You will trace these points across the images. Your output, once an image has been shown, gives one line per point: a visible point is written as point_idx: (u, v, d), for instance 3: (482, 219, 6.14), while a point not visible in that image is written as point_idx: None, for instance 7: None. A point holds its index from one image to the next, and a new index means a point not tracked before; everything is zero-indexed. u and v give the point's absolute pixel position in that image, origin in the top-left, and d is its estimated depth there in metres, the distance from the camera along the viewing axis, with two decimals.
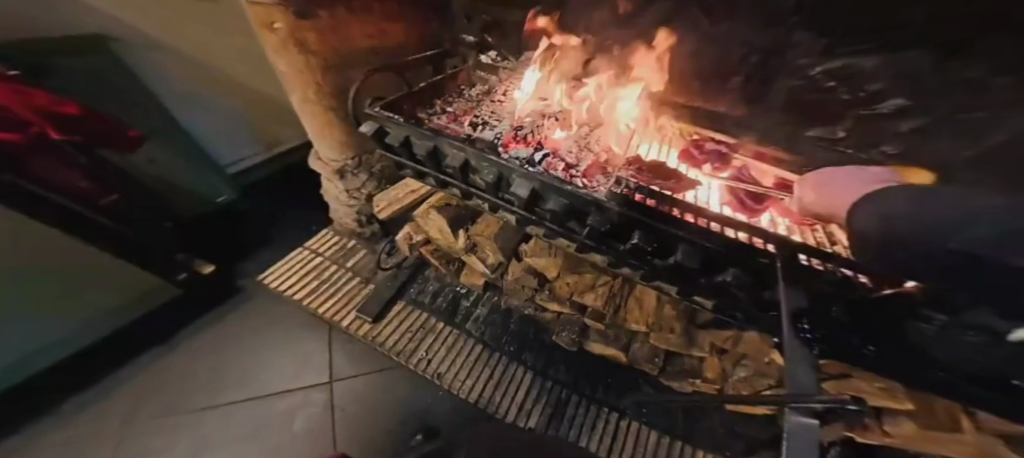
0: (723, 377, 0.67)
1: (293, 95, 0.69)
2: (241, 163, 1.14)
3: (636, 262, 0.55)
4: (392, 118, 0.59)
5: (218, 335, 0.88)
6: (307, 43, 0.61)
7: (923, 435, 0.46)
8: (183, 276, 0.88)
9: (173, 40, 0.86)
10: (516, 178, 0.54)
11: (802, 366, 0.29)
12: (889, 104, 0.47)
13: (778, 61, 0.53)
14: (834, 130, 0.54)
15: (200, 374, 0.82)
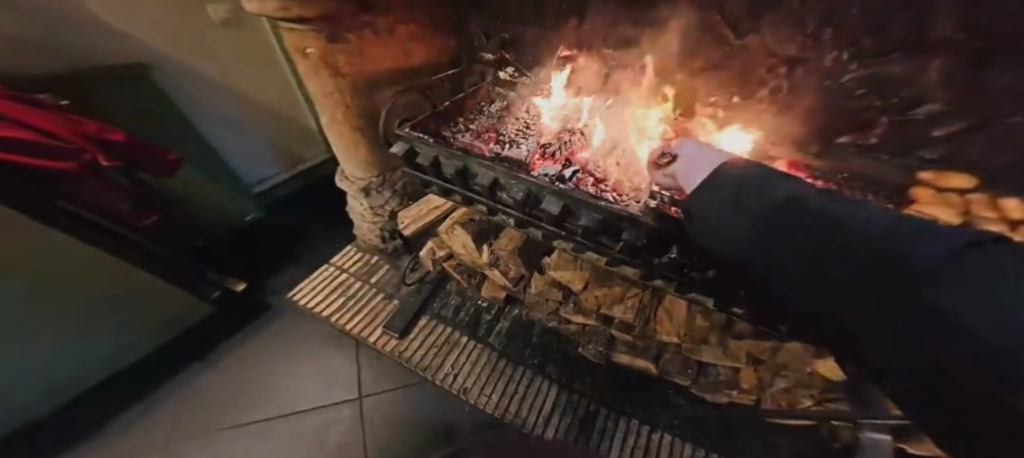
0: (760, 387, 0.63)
1: (323, 116, 0.71)
2: (266, 182, 1.16)
3: (670, 275, 0.52)
4: (424, 138, 0.58)
5: (255, 349, 0.92)
6: (338, 67, 0.62)
7: None
8: (217, 294, 0.94)
9: (206, 65, 0.92)
10: (546, 195, 0.52)
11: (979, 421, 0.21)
12: (924, 110, 0.44)
13: (805, 68, 0.51)
14: (867, 135, 0.51)
15: (238, 390, 0.86)
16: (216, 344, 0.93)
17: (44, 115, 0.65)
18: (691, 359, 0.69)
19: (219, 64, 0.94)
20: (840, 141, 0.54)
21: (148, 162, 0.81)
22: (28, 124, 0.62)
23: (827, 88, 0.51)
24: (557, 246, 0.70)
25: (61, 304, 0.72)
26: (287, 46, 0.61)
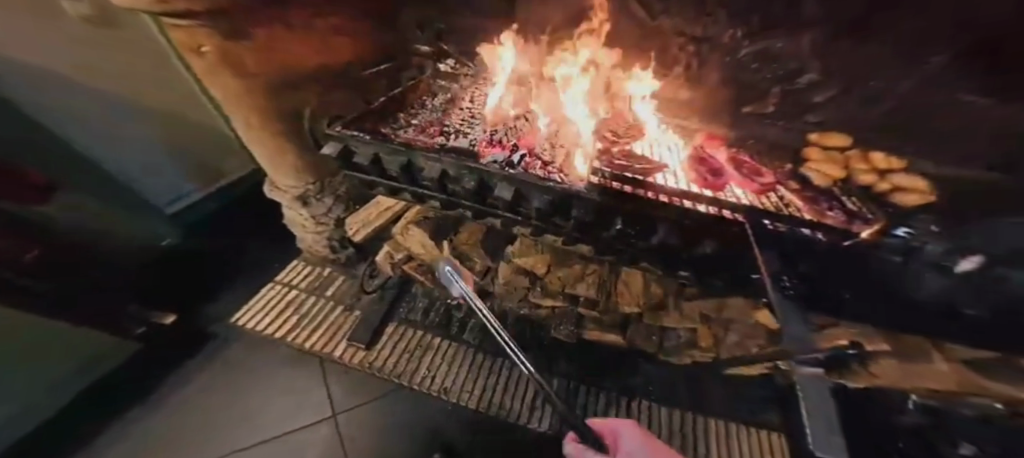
0: (717, 342, 0.71)
1: (236, 122, 0.63)
2: (181, 201, 1.00)
3: (622, 248, 0.54)
4: (358, 136, 0.55)
5: (210, 382, 0.85)
6: (244, 66, 0.55)
7: None
8: (143, 330, 0.86)
9: (75, 74, 0.73)
10: (497, 182, 0.51)
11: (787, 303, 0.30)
12: (806, 78, 0.53)
13: (711, 46, 0.58)
14: (765, 104, 0.58)
15: (189, 431, 0.78)
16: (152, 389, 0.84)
17: None
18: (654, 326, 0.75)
19: (93, 73, 0.75)
20: (745, 111, 0.61)
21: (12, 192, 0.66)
22: None
23: (728, 64, 0.58)
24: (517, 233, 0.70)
25: None
26: (177, 43, 0.52)
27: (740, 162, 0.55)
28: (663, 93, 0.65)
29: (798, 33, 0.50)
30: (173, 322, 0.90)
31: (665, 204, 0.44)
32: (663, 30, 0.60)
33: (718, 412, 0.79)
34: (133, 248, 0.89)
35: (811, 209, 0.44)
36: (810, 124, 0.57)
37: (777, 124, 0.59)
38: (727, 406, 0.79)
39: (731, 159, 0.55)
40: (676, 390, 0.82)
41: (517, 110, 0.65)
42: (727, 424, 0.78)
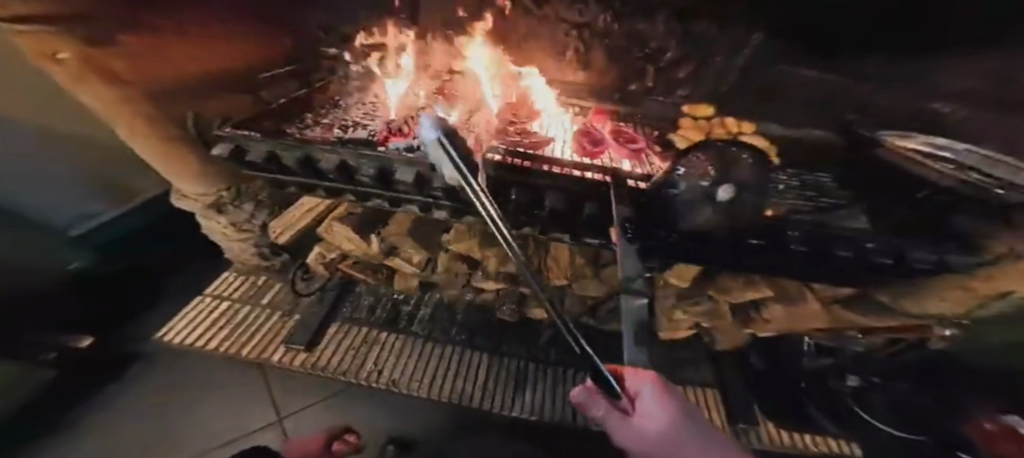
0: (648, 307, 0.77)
1: (116, 129, 0.60)
2: None
3: (526, 219, 0.57)
4: (249, 135, 0.55)
5: (141, 408, 0.79)
6: (117, 74, 0.51)
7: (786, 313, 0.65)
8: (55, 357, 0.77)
9: None
10: (397, 165, 0.53)
11: (628, 253, 0.43)
12: (666, 58, 0.64)
13: (591, 33, 0.64)
14: (645, 81, 0.68)
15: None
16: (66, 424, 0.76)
17: None
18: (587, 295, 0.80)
19: None
20: (632, 88, 0.70)
21: None
22: None
23: (606, 47, 0.65)
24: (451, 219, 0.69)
25: None
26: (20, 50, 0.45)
27: (620, 133, 0.62)
28: (561, 78, 0.71)
29: (651, 18, 0.60)
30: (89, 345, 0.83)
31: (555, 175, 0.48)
32: (549, 19, 0.64)
33: None
34: None
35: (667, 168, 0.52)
36: (683, 97, 0.69)
37: (659, 99, 0.70)
38: None
39: (614, 130, 0.63)
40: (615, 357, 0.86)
41: (424, 102, 0.69)
42: None
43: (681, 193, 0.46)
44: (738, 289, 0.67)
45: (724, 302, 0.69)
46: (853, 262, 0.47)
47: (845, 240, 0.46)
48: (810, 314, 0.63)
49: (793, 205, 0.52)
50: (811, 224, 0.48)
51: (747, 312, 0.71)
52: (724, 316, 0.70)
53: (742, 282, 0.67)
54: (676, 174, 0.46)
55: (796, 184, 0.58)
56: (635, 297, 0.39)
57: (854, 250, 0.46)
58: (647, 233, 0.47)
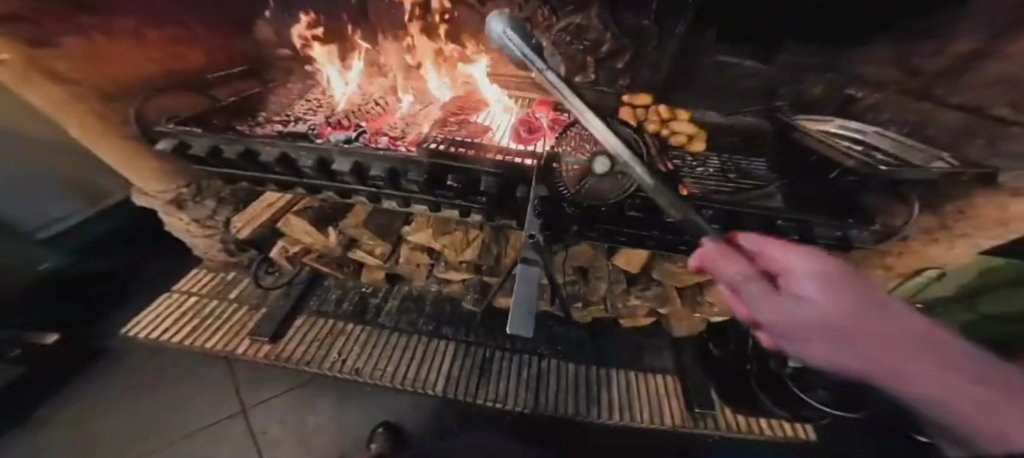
0: (604, 298, 0.78)
1: (70, 129, 0.61)
2: (55, 225, 0.92)
3: (466, 204, 0.59)
4: (189, 130, 0.56)
5: (110, 396, 0.85)
6: (62, 73, 0.54)
7: (723, 293, 0.70)
8: (17, 353, 0.83)
9: None
10: (336, 156, 0.55)
11: (533, 220, 0.46)
12: (605, 47, 0.63)
13: (532, 26, 0.64)
14: (588, 73, 0.66)
15: (90, 443, 0.79)
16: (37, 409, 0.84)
17: None
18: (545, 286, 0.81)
19: None
20: (576, 80, 0.67)
21: None
22: None
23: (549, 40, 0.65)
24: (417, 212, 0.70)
25: None
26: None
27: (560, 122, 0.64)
28: (510, 72, 0.70)
29: (585, 9, 0.60)
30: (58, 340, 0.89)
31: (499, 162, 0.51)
32: (489, 15, 0.64)
33: (626, 362, 0.83)
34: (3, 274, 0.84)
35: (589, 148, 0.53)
36: (623, 88, 0.67)
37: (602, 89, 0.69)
38: (625, 357, 0.84)
39: (554, 120, 0.65)
40: (580, 347, 0.86)
41: (371, 99, 0.70)
42: (627, 372, 0.82)
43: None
44: (682, 273, 0.71)
45: (672, 287, 0.75)
46: (752, 233, 0.51)
47: (759, 216, 0.50)
48: None
49: (706, 183, 0.55)
50: (727, 198, 0.51)
51: (693, 295, 0.76)
52: (673, 300, 0.76)
53: (683, 265, 0.71)
54: (596, 161, 0.45)
55: (725, 167, 0.59)
56: (527, 268, 0.41)
57: (764, 226, 0.51)
58: (554, 210, 0.52)
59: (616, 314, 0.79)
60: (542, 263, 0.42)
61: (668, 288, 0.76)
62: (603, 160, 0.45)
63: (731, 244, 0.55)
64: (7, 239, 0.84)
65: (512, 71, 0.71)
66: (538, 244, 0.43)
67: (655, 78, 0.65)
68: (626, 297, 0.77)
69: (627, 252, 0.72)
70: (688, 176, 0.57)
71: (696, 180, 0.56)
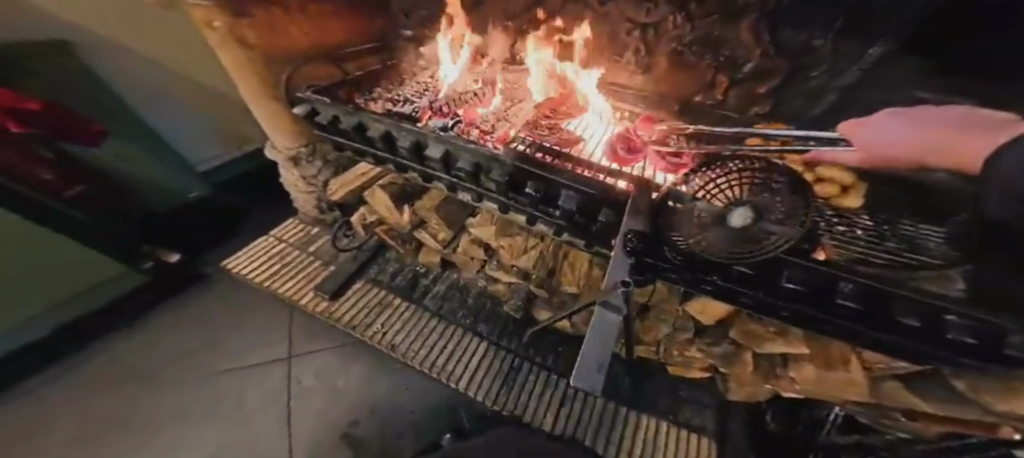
0: (657, 340, 0.74)
1: (239, 83, 0.75)
2: (213, 161, 1.18)
3: (539, 213, 0.59)
4: (320, 99, 0.65)
5: (201, 309, 1.03)
6: (247, 40, 0.67)
7: (818, 377, 0.54)
8: (149, 264, 1.00)
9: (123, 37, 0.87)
10: (429, 141, 0.58)
11: (622, 263, 0.39)
12: (748, 67, 0.59)
13: (656, 35, 0.64)
14: (715, 94, 0.65)
15: (176, 345, 0.95)
16: (165, 301, 1.07)
17: None
18: None
19: (135, 36, 0.88)
20: (695, 100, 0.68)
21: (70, 131, 0.85)
22: None
23: (675, 50, 0.64)
24: (485, 209, 0.74)
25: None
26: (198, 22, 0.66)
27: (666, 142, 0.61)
28: (616, 78, 0.73)
29: (734, 22, 0.55)
30: (178, 260, 1.05)
31: (579, 174, 0.51)
32: (610, 16, 0.65)
33: (665, 415, 0.76)
34: (168, 194, 1.06)
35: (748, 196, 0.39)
36: (762, 115, 0.64)
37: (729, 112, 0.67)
38: (662, 405, 0.77)
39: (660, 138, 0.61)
40: (616, 384, 0.81)
41: (470, 88, 0.74)
42: (658, 423, 0.75)
43: (723, 232, 0.37)
44: (768, 341, 0.59)
45: (746, 350, 0.64)
46: (900, 325, 0.40)
47: (916, 303, 0.38)
48: (851, 385, 0.51)
49: (864, 248, 0.48)
50: (881, 273, 0.44)
51: (772, 365, 0.63)
52: (744, 365, 0.64)
53: (773, 332, 0.59)
54: (732, 211, 0.38)
55: (879, 231, 0.51)
56: (605, 311, 0.36)
57: (925, 321, 0.38)
58: (652, 252, 0.40)
59: (666, 359, 0.75)
60: (627, 312, 0.36)
61: (741, 351, 0.65)
62: (744, 212, 0.37)
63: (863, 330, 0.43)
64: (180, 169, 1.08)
65: (617, 78, 0.74)
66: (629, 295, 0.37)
67: (807, 111, 0.58)
68: (686, 347, 0.71)
69: (702, 300, 0.65)
70: (828, 235, 0.50)
71: (841, 243, 0.49)
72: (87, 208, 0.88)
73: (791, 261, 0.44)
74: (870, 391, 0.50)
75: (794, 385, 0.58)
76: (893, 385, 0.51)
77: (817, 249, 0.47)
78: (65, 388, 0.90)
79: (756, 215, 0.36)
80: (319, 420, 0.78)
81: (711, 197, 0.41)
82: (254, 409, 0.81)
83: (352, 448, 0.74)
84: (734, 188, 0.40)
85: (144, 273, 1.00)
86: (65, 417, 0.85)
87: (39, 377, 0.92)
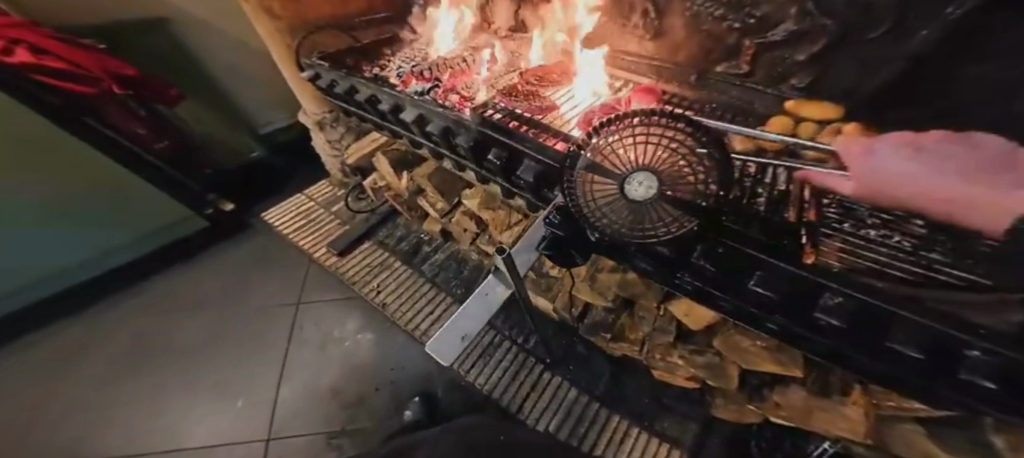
0: (641, 339, 0.67)
1: (274, 53, 0.83)
2: (270, 125, 1.29)
3: (509, 183, 0.56)
4: (321, 64, 0.71)
5: (231, 256, 1.13)
6: (273, 10, 0.74)
7: (809, 405, 0.47)
8: (210, 211, 1.12)
9: (199, 12, 1.03)
10: (407, 106, 0.60)
11: (535, 236, 0.34)
12: (782, 30, 0.42)
13: None
14: (739, 63, 0.49)
15: (209, 284, 1.07)
16: (203, 250, 1.16)
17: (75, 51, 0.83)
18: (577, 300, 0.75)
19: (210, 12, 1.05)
20: (716, 71, 0.52)
21: (158, 95, 0.97)
22: (69, 59, 0.82)
23: (687, 15, 0.51)
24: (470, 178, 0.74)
25: (88, 199, 0.93)
26: None
27: None
28: (624, 45, 0.62)
29: None
30: (231, 210, 1.17)
31: (535, 142, 0.48)
32: None
33: (637, 419, 0.72)
34: (233, 151, 1.25)
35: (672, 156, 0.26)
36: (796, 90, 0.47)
37: (756, 90, 0.48)
38: (639, 409, 0.74)
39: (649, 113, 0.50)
40: (594, 377, 0.78)
41: (464, 54, 0.74)
42: (630, 426, 0.72)
43: (625, 206, 0.28)
44: (755, 357, 0.50)
45: (733, 364, 0.56)
46: (897, 352, 0.28)
47: (923, 331, 0.26)
48: (846, 420, 0.44)
49: (881, 256, 0.32)
50: (893, 287, 0.29)
51: (761, 385, 0.56)
52: (730, 381, 0.56)
53: (759, 346, 0.50)
54: (632, 179, 0.27)
55: (934, 241, 0.31)
56: (492, 282, 0.31)
57: (930, 353, 0.26)
58: (575, 240, 0.33)
59: (649, 362, 0.66)
60: (515, 287, 0.32)
61: (729, 365, 0.57)
62: (644, 179, 0.26)
63: (852, 356, 0.31)
64: (241, 130, 1.25)
65: (628, 46, 0.62)
66: (512, 262, 0.30)
67: None
68: (668, 351, 0.63)
69: (687, 302, 0.56)
70: (839, 238, 0.34)
71: (849, 248, 0.33)
72: (173, 162, 1.04)
73: (754, 256, 0.34)
74: (870, 433, 0.43)
75: (779, 411, 0.52)
76: (912, 429, 0.41)
77: (804, 251, 0.33)
78: (128, 307, 1.05)
79: (660, 183, 0.26)
80: (317, 362, 0.88)
81: (602, 162, 0.28)
82: (266, 343, 0.92)
83: (331, 394, 0.82)
84: (632, 146, 0.27)
85: (206, 218, 1.13)
86: (128, 330, 1.00)
87: (111, 298, 1.08)
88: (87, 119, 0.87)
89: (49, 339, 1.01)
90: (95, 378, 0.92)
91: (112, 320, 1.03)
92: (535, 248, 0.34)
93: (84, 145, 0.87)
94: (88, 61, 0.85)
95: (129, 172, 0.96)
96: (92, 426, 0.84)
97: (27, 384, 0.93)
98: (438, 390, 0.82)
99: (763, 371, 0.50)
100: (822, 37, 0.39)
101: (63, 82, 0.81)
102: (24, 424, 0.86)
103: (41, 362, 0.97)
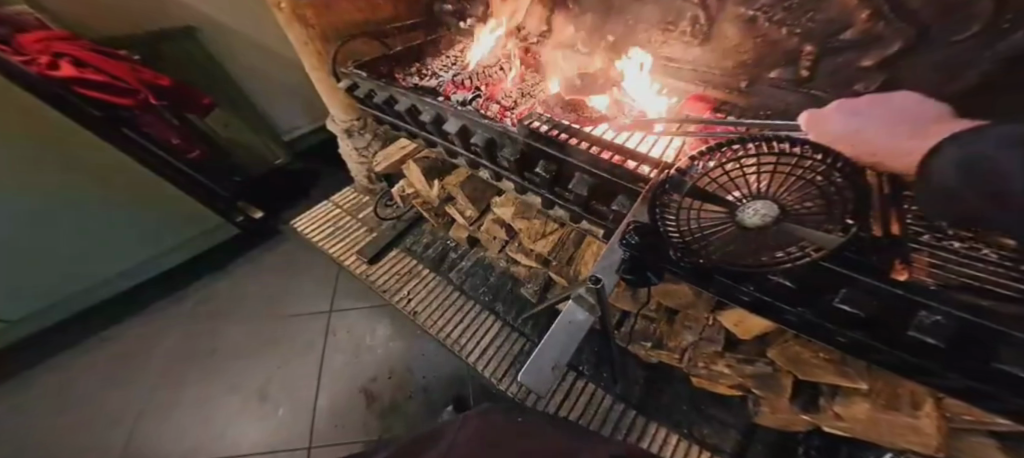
0: (683, 346, 0.65)
1: (305, 64, 0.83)
2: (295, 131, 1.33)
3: (553, 194, 0.56)
4: (359, 74, 0.71)
5: (260, 264, 1.14)
6: (306, 18, 0.74)
7: (874, 418, 0.45)
8: (240, 219, 1.13)
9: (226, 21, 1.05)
10: (450, 116, 0.60)
11: (614, 255, 0.32)
12: (844, 35, 0.41)
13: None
14: (795, 69, 0.47)
15: (240, 294, 1.08)
16: (229, 257, 1.17)
17: (112, 63, 0.85)
18: (615, 308, 0.74)
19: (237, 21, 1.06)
20: (769, 77, 0.50)
21: (187, 104, 0.99)
22: (107, 71, 0.83)
23: (740, 18, 0.50)
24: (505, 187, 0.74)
25: (121, 209, 0.94)
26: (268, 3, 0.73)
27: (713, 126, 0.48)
28: (666, 51, 0.61)
29: None
30: (260, 217, 1.18)
31: (587, 153, 0.46)
32: None
33: (675, 428, 0.71)
34: (257, 158, 1.26)
35: (787, 191, 0.29)
36: None
37: (813, 95, 0.47)
38: (675, 417, 0.72)
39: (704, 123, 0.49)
40: (629, 385, 0.77)
41: (498, 61, 0.73)
42: (668, 433, 0.71)
43: (733, 232, 0.30)
44: (815, 368, 0.49)
45: (786, 374, 0.55)
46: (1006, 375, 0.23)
47: None
48: (917, 434, 0.42)
49: (974, 272, 0.29)
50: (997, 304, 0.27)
51: (815, 395, 0.54)
52: (782, 392, 0.55)
53: (822, 358, 0.49)
54: (748, 206, 0.29)
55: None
56: (574, 310, 0.29)
57: None
58: (655, 261, 0.32)
59: (690, 370, 0.65)
60: (598, 315, 0.29)
61: (782, 375, 0.55)
62: (763, 207, 0.29)
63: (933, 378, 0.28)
64: (265, 137, 1.26)
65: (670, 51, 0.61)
66: (603, 294, 0.30)
67: None
68: (714, 360, 0.62)
69: (738, 312, 0.55)
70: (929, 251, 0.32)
71: (941, 264, 0.31)
72: (204, 170, 1.05)
73: (839, 272, 0.32)
74: (943, 447, 0.41)
75: (837, 422, 0.50)
76: (981, 441, 0.41)
77: (895, 267, 0.31)
78: (163, 316, 1.06)
79: (778, 213, 0.28)
80: (350, 370, 0.88)
81: (720, 187, 0.31)
82: (300, 353, 0.93)
83: (366, 401, 0.83)
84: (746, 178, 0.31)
85: (236, 226, 1.14)
86: (161, 338, 1.01)
87: (141, 308, 1.09)
88: (125, 129, 0.88)
89: (81, 348, 1.02)
90: (129, 388, 0.93)
91: (148, 328, 1.04)
92: (615, 270, 0.32)
93: (117, 154, 0.88)
94: (129, 75, 0.87)
95: (163, 180, 0.97)
96: (130, 436, 0.84)
97: (61, 394, 0.94)
98: (472, 399, 0.81)
99: (823, 383, 0.48)
100: (894, 42, 0.37)
101: (102, 93, 0.81)
102: (61, 434, 0.86)
103: (74, 371, 0.98)
